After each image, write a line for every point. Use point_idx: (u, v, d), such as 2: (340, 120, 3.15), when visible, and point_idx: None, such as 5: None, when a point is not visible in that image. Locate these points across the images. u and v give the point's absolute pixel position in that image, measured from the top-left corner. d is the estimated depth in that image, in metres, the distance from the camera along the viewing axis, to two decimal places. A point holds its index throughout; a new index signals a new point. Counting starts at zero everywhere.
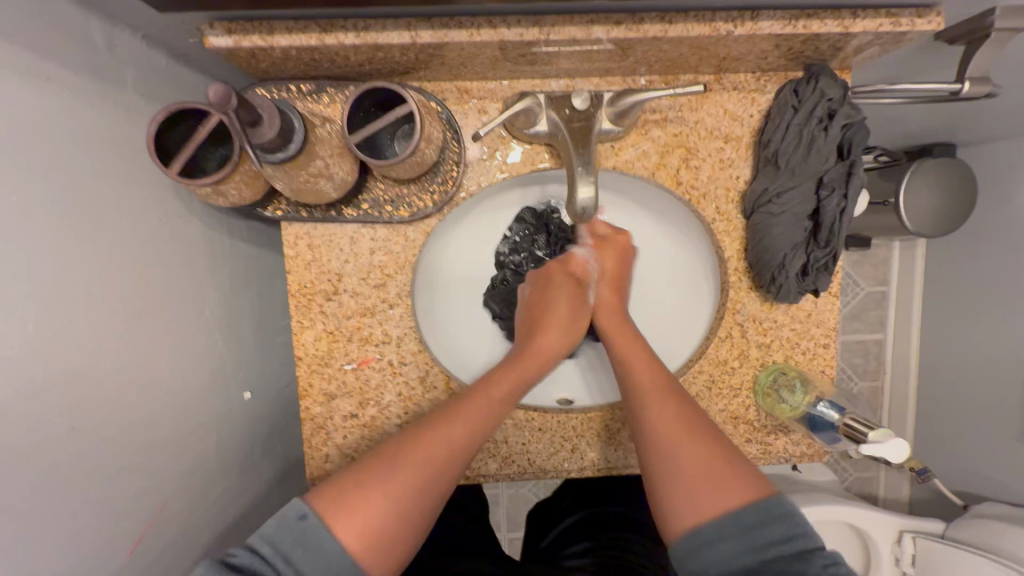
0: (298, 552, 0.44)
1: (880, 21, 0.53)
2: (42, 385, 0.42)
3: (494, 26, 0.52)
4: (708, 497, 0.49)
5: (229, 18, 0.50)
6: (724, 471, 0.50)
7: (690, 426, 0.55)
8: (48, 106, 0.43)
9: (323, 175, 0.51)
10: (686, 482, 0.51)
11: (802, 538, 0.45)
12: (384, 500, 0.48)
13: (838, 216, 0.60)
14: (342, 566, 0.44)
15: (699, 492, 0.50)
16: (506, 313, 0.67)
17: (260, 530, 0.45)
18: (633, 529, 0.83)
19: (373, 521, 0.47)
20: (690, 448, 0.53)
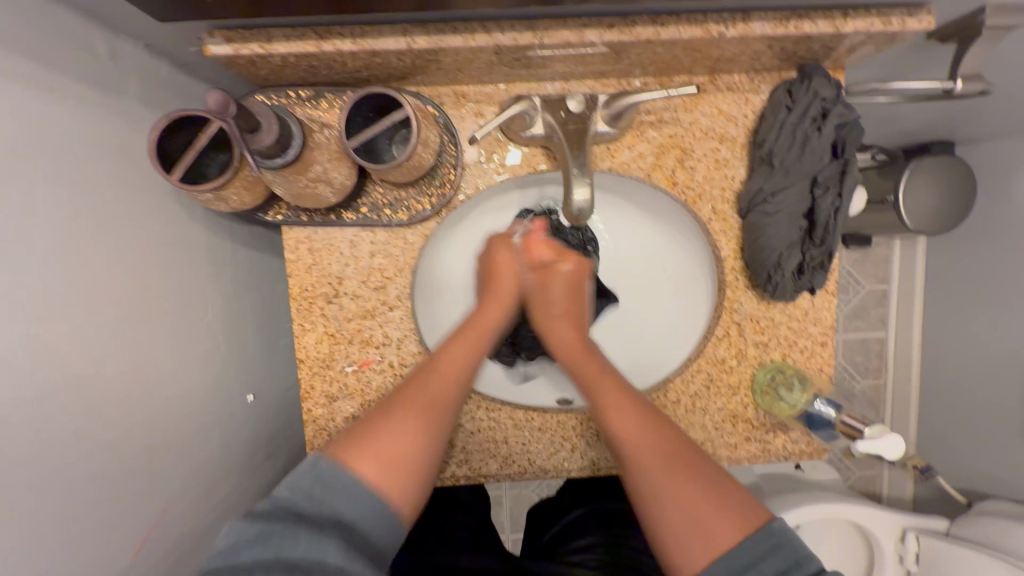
0: (319, 492, 0.45)
1: (872, 21, 0.53)
2: (45, 389, 0.43)
3: (489, 31, 0.53)
4: (698, 543, 0.47)
5: (228, 27, 0.51)
6: (710, 509, 0.48)
7: (674, 444, 0.54)
8: (51, 114, 0.43)
9: (321, 180, 0.52)
10: (673, 514, 0.49)
11: (795, 568, 0.44)
12: (403, 438, 0.50)
13: (832, 215, 0.61)
14: (359, 510, 0.45)
15: (682, 534, 0.48)
16: (504, 291, 0.67)
17: (283, 481, 0.46)
18: (636, 526, 0.84)
19: (390, 449, 0.49)
20: (671, 483, 0.51)
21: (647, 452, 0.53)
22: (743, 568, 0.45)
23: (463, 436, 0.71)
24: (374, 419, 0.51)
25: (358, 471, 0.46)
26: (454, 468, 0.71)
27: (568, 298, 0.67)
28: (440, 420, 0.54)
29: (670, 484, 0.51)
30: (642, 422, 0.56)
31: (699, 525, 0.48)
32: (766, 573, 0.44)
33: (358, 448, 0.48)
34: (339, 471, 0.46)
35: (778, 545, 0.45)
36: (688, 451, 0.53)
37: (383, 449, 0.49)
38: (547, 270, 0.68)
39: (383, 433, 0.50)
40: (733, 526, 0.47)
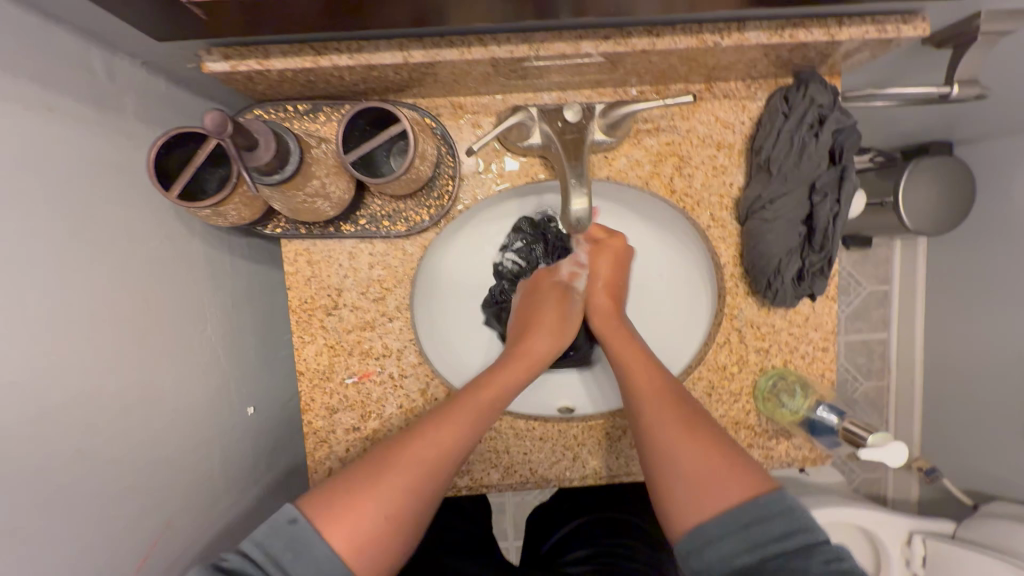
0: (287, 559, 0.45)
1: (866, 28, 0.53)
2: (48, 408, 0.43)
3: (485, 44, 0.53)
4: (714, 489, 0.49)
5: (226, 44, 0.51)
6: (722, 465, 0.51)
7: (695, 422, 0.55)
8: (50, 134, 0.44)
9: (320, 195, 0.52)
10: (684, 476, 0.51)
11: (803, 530, 0.45)
12: (383, 513, 0.49)
13: (831, 221, 0.60)
14: (329, 555, 0.46)
15: (697, 491, 0.50)
16: (547, 284, 0.70)
17: (252, 535, 0.46)
18: (632, 535, 0.83)
19: (367, 522, 0.48)
20: (683, 435, 0.54)
21: (658, 409, 0.57)
22: (749, 522, 0.46)
23: None
24: (366, 473, 0.51)
25: (330, 544, 0.46)
26: (455, 478, 0.71)
27: (610, 295, 0.69)
28: (477, 421, 0.57)
29: (682, 445, 0.53)
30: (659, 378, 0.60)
31: (715, 484, 0.50)
32: (767, 532, 0.46)
33: (334, 514, 0.47)
34: (313, 540, 0.46)
35: (788, 508, 0.46)
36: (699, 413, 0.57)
37: (355, 522, 0.48)
38: (601, 245, 0.69)
39: (365, 498, 0.49)
40: (743, 483, 0.49)
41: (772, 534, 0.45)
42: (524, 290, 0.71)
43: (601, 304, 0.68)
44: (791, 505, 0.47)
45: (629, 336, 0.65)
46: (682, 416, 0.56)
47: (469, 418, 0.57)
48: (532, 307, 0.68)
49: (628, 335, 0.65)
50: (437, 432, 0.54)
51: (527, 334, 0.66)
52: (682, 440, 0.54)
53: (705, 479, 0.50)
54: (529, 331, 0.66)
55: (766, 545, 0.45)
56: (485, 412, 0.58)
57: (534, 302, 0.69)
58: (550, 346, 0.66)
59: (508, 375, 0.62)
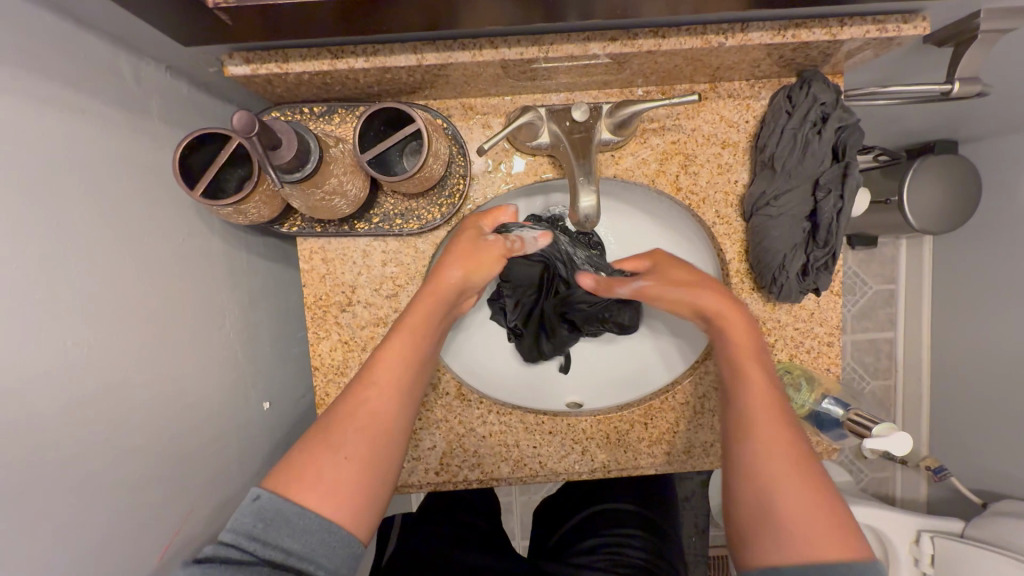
0: (262, 532, 0.44)
1: (867, 28, 0.55)
2: (81, 397, 0.45)
3: (496, 46, 0.55)
4: (803, 528, 0.47)
5: (247, 48, 0.53)
6: (818, 499, 0.48)
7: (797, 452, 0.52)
8: (84, 136, 0.46)
9: (337, 193, 0.54)
10: (781, 510, 0.48)
11: None
12: (348, 470, 0.49)
13: (835, 217, 0.62)
14: (307, 543, 0.45)
15: (792, 531, 0.47)
16: (450, 276, 0.61)
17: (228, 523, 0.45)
18: (632, 522, 0.85)
19: (331, 471, 0.48)
20: (790, 467, 0.51)
21: (771, 435, 0.53)
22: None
23: (475, 440, 0.72)
24: (317, 440, 0.50)
25: (302, 505, 0.46)
26: (466, 471, 0.72)
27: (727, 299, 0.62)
28: (382, 433, 0.52)
29: (786, 485, 0.49)
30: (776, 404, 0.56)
31: (810, 524, 0.47)
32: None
33: (299, 485, 0.47)
34: (283, 511, 0.45)
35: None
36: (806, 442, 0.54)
37: (325, 482, 0.48)
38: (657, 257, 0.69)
39: (327, 459, 0.49)
40: (839, 535, 0.46)
41: None
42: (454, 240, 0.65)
43: (706, 300, 0.63)
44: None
45: (740, 336, 0.61)
46: (795, 454, 0.52)
47: (402, 358, 0.57)
48: (465, 246, 0.62)
49: (739, 334, 0.61)
50: (370, 396, 0.53)
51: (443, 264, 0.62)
52: (790, 476, 0.50)
53: (805, 518, 0.47)
54: (443, 264, 0.62)
55: None
56: (413, 342, 0.58)
57: (470, 244, 0.62)
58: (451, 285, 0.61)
59: (426, 307, 0.60)
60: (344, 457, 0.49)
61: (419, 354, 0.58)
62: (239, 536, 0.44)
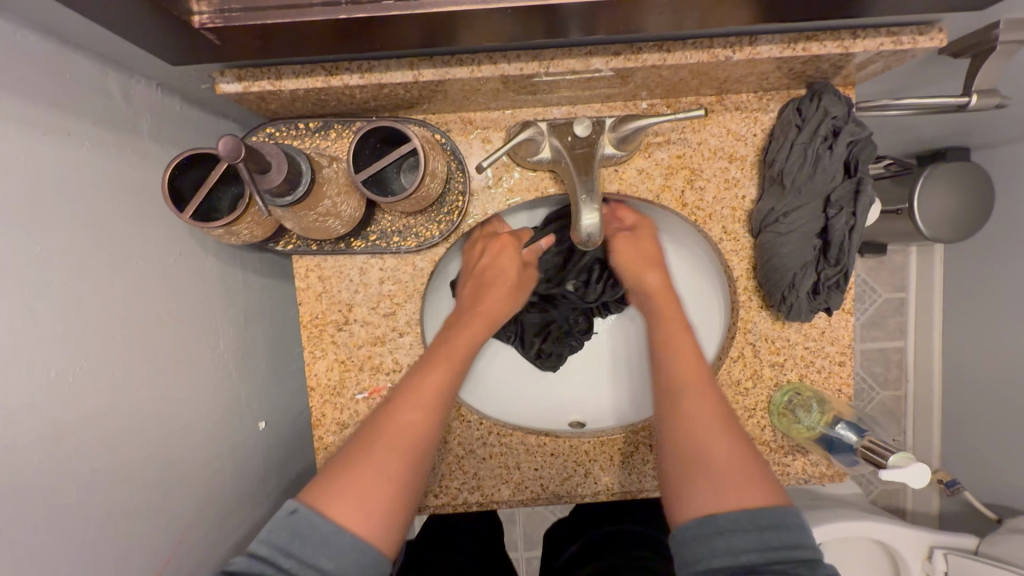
0: (299, 543, 0.44)
1: (881, 41, 0.52)
2: (64, 426, 0.43)
3: (495, 61, 0.53)
4: (729, 485, 0.48)
5: (239, 65, 0.52)
6: (745, 466, 0.50)
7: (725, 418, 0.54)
8: (69, 160, 0.44)
9: (331, 214, 0.52)
10: (714, 467, 0.50)
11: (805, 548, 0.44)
12: (379, 471, 0.49)
13: (847, 234, 0.59)
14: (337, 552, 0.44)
15: (715, 483, 0.49)
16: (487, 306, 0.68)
17: (259, 537, 0.44)
18: (627, 546, 0.82)
19: (370, 484, 0.48)
20: (717, 434, 0.53)
21: (705, 417, 0.54)
22: (764, 527, 0.45)
23: (475, 461, 0.70)
24: (351, 451, 0.51)
25: (330, 510, 0.46)
26: (466, 494, 0.70)
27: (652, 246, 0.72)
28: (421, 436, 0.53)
29: (704, 443, 0.52)
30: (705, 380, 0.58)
31: (738, 481, 0.48)
32: (779, 540, 0.44)
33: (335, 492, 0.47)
34: (314, 519, 0.45)
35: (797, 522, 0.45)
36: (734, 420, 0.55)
37: (353, 486, 0.47)
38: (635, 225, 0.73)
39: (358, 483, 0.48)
40: (762, 486, 0.48)
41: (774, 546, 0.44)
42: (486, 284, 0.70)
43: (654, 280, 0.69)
44: (802, 522, 0.46)
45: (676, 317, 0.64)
46: (725, 423, 0.54)
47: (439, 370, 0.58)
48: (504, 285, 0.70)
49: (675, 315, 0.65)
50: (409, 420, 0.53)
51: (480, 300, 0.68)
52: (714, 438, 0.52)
53: (731, 475, 0.49)
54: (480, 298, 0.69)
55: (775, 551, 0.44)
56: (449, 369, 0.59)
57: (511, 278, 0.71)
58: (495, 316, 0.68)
59: (461, 337, 0.63)
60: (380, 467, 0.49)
61: (455, 382, 0.59)
62: (274, 552, 0.44)
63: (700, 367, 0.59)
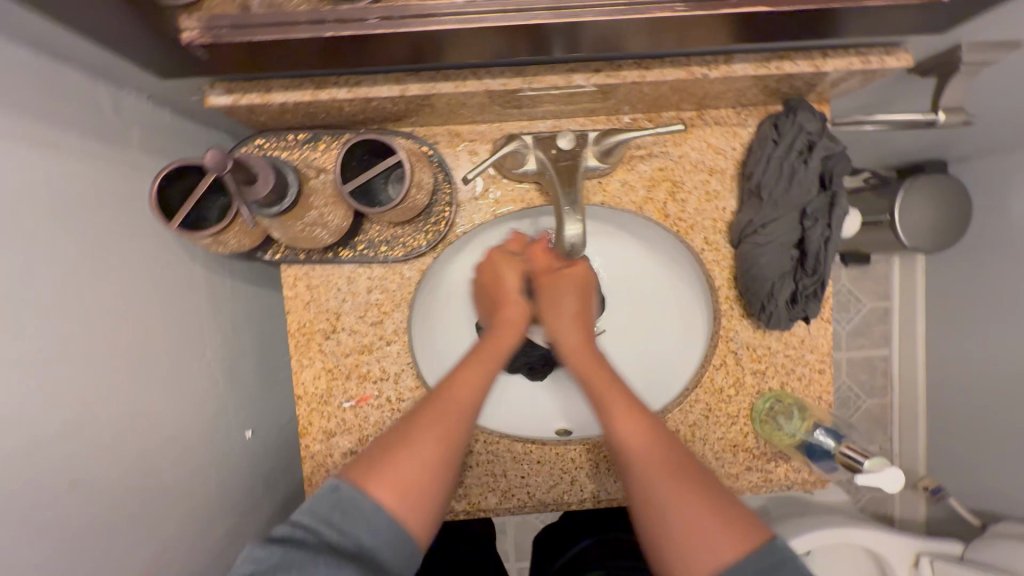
0: (339, 518, 0.46)
1: (851, 59, 0.55)
2: (44, 437, 0.43)
3: (479, 77, 0.55)
4: (699, 550, 0.47)
5: (228, 79, 0.53)
6: (708, 518, 0.48)
7: (678, 466, 0.53)
8: (55, 171, 0.45)
9: (319, 224, 0.54)
10: (678, 537, 0.49)
11: None
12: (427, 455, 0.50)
13: (823, 245, 0.61)
14: (376, 535, 0.46)
15: (691, 543, 0.48)
16: (514, 316, 0.63)
17: (302, 507, 0.48)
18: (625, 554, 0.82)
19: (408, 473, 0.49)
20: (677, 489, 0.51)
21: (648, 465, 0.53)
22: None
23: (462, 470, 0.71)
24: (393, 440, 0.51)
25: (376, 497, 0.47)
26: (454, 502, 0.71)
27: (579, 307, 0.65)
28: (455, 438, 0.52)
29: (666, 497, 0.51)
30: (640, 423, 0.56)
31: (709, 534, 0.48)
32: None
33: (380, 475, 0.49)
34: (359, 498, 0.47)
35: (779, 562, 0.45)
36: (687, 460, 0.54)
37: (398, 475, 0.49)
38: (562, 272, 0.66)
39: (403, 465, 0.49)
40: (735, 539, 0.47)
41: None
42: (493, 279, 0.68)
43: (569, 307, 0.64)
44: (783, 557, 0.46)
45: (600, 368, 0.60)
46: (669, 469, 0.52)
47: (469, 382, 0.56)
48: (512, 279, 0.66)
49: (596, 361, 0.61)
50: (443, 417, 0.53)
51: (503, 306, 0.64)
52: (675, 498, 0.50)
53: (698, 533, 0.48)
54: (502, 305, 0.65)
55: None
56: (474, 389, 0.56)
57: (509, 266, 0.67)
58: (519, 322, 0.64)
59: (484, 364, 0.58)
60: (419, 463, 0.50)
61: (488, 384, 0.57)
62: (315, 520, 0.46)
63: (638, 431, 0.55)
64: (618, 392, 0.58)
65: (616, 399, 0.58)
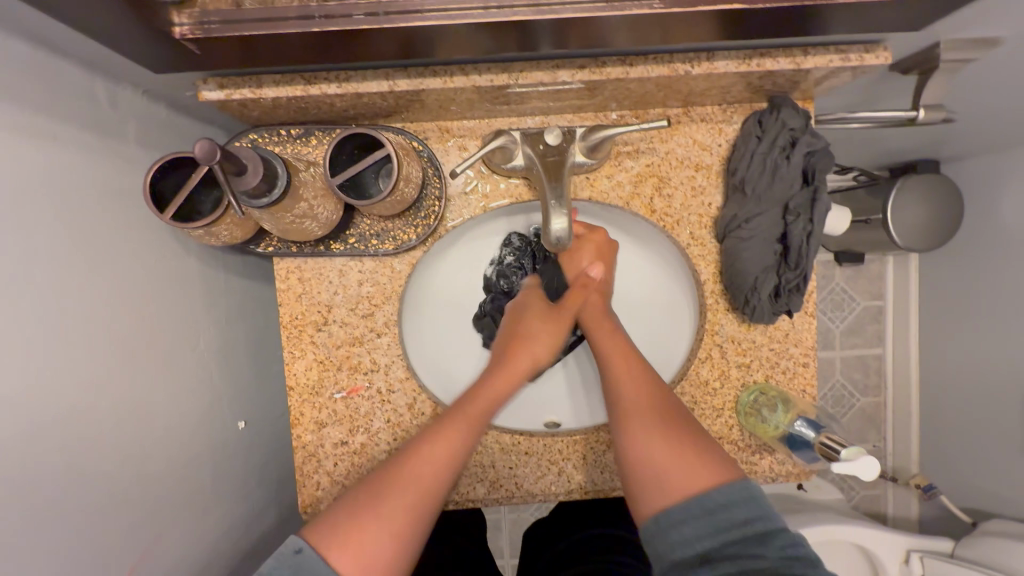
0: None
1: (830, 57, 0.56)
2: (43, 423, 0.45)
3: (467, 73, 0.56)
4: (674, 478, 0.53)
5: (222, 74, 0.54)
6: (690, 454, 0.54)
7: (673, 417, 0.58)
8: (53, 162, 0.46)
9: (308, 216, 0.55)
10: (658, 468, 0.54)
11: (763, 519, 0.48)
12: (386, 533, 0.50)
13: (805, 239, 0.61)
14: None
15: (666, 474, 0.53)
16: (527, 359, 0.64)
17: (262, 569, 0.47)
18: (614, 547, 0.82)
19: (373, 548, 0.49)
20: (670, 432, 0.56)
21: (647, 411, 0.58)
22: (714, 510, 0.49)
23: None
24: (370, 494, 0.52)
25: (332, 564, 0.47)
26: None
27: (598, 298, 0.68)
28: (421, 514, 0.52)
29: (657, 436, 0.56)
30: (644, 376, 0.61)
31: (684, 474, 0.52)
32: (729, 519, 0.49)
33: (340, 542, 0.49)
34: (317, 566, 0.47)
35: (753, 496, 0.50)
36: (683, 416, 0.59)
37: (360, 544, 0.49)
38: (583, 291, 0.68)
39: (370, 521, 0.50)
40: (714, 470, 0.53)
41: (734, 521, 0.48)
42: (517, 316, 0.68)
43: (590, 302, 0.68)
44: (754, 496, 0.50)
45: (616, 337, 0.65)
46: (659, 420, 0.57)
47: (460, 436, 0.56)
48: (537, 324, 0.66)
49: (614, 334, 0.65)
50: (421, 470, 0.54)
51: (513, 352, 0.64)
52: (665, 436, 0.56)
53: (678, 462, 0.53)
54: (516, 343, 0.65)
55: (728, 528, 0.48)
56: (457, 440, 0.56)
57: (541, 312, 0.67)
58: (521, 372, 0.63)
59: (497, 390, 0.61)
60: (381, 531, 0.50)
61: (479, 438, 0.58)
62: None
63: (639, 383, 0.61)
64: (625, 351, 0.64)
65: (625, 360, 0.63)
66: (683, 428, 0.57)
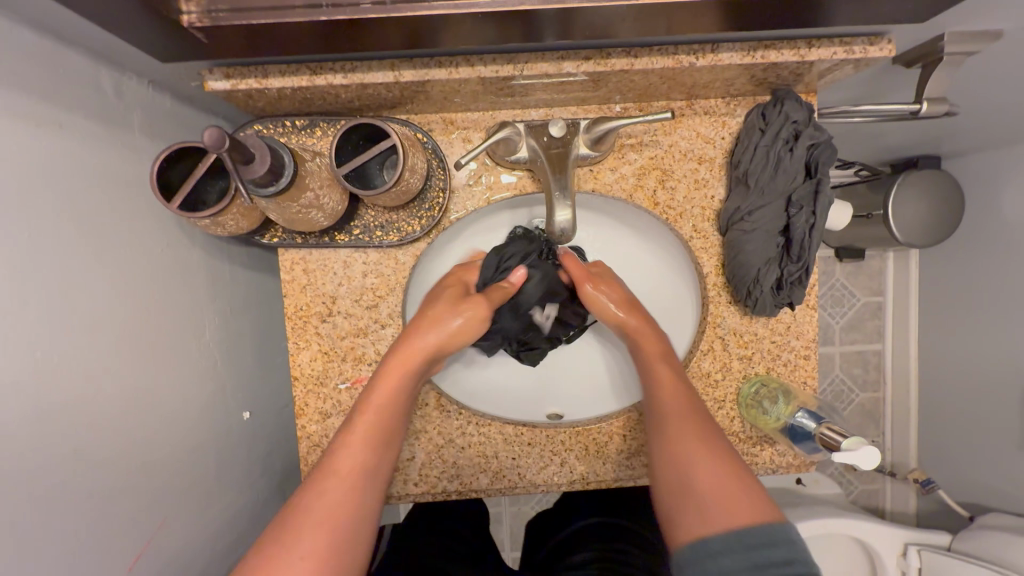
0: None
1: (834, 49, 0.56)
2: (48, 409, 0.45)
3: (472, 64, 0.56)
4: (715, 510, 0.52)
5: (228, 64, 0.54)
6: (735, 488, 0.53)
7: (719, 450, 0.58)
8: (60, 150, 0.46)
9: (314, 206, 0.55)
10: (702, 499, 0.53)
11: (801, 560, 0.47)
12: (312, 554, 0.49)
13: (808, 232, 0.62)
14: None
15: (708, 505, 0.53)
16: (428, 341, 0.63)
17: None
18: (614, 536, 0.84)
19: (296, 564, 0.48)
20: (716, 463, 0.56)
21: (696, 442, 0.58)
22: (753, 545, 0.48)
23: (454, 451, 0.72)
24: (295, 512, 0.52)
25: None
26: (446, 482, 0.73)
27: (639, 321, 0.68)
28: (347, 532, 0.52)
29: (701, 467, 0.56)
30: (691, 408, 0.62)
31: (728, 509, 0.52)
32: (768, 557, 0.47)
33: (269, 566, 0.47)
34: None
35: (791, 539, 0.48)
36: (728, 448, 0.58)
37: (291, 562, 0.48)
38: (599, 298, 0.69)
39: (303, 534, 0.50)
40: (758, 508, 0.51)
41: (776, 560, 0.47)
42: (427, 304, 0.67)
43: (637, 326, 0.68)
44: (792, 537, 0.49)
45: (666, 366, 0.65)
46: (705, 445, 0.58)
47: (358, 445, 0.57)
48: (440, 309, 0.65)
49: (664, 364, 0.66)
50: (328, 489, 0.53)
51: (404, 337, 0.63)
52: (709, 468, 0.56)
53: (724, 493, 0.53)
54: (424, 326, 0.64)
55: (766, 565, 0.46)
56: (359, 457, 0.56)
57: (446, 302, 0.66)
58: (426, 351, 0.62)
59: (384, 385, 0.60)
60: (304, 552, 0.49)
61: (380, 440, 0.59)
62: None
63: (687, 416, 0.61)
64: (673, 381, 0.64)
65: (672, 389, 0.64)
66: (729, 461, 0.56)
